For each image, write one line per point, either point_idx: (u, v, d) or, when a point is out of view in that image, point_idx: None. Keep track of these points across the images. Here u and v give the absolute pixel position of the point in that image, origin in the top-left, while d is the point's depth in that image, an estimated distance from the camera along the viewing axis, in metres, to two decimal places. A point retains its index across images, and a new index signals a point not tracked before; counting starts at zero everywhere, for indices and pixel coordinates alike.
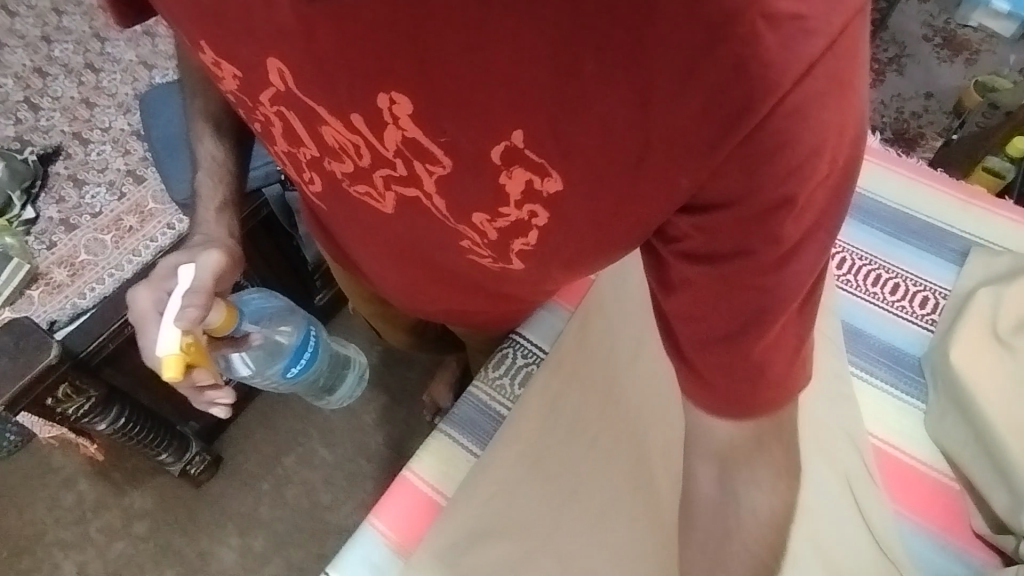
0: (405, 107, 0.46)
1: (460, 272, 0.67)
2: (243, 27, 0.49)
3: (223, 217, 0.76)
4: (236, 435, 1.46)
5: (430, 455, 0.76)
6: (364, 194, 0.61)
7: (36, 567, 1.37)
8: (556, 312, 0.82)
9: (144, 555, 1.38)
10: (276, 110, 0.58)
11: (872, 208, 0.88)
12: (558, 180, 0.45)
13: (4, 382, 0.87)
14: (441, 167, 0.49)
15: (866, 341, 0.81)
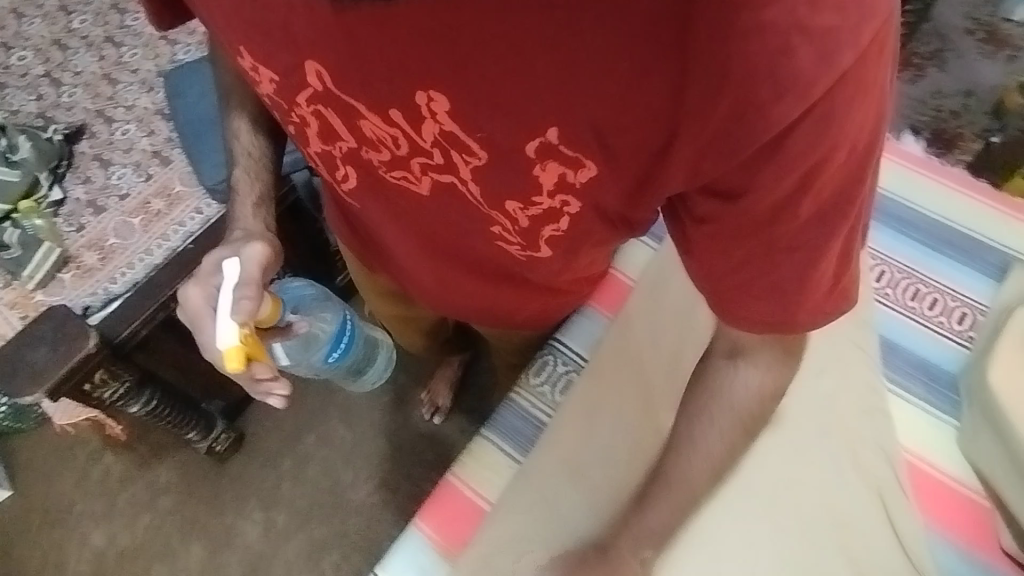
0: (441, 105, 0.49)
1: (485, 260, 0.69)
2: (282, 30, 0.50)
3: (260, 212, 0.75)
4: (257, 413, 1.48)
5: (473, 462, 0.79)
6: (402, 176, 0.60)
7: (67, 536, 1.41)
8: (592, 318, 0.83)
9: (170, 527, 1.42)
10: (313, 111, 0.58)
11: (913, 220, 0.87)
12: (592, 170, 0.49)
13: (45, 371, 0.88)
14: (477, 159, 0.52)
15: (902, 356, 0.82)
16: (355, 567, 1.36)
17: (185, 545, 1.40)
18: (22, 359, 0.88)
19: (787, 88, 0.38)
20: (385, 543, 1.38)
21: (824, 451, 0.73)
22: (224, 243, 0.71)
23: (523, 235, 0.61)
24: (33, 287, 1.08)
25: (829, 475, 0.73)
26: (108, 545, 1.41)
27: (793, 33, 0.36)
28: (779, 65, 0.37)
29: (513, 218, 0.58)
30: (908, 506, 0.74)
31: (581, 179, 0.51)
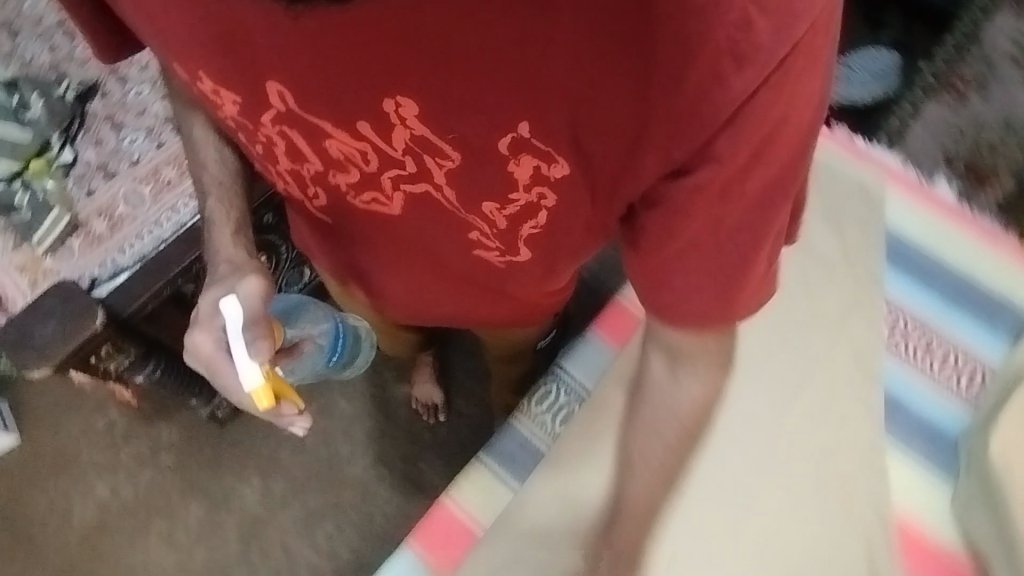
0: (410, 109, 0.50)
1: (460, 266, 0.70)
2: (241, 52, 0.52)
3: (240, 240, 0.73)
4: None
5: (470, 486, 0.81)
6: (371, 199, 0.63)
7: (72, 484, 1.46)
8: (593, 343, 0.85)
9: (171, 485, 1.46)
10: (278, 130, 0.59)
11: (933, 269, 0.86)
12: (564, 166, 0.50)
13: (52, 346, 0.89)
14: (450, 161, 0.53)
15: (905, 412, 0.81)
16: (348, 537, 1.41)
17: (185, 503, 1.45)
18: (30, 333, 0.89)
19: (748, 60, 0.39)
20: (378, 516, 1.42)
21: (813, 496, 0.77)
22: (210, 279, 0.70)
23: (502, 241, 0.62)
24: (43, 252, 1.10)
25: (812, 521, 0.76)
26: (111, 497, 1.45)
27: (749, 6, 0.37)
28: (738, 40, 0.38)
29: (491, 220, 0.59)
30: (892, 562, 0.75)
31: (554, 174, 0.51)
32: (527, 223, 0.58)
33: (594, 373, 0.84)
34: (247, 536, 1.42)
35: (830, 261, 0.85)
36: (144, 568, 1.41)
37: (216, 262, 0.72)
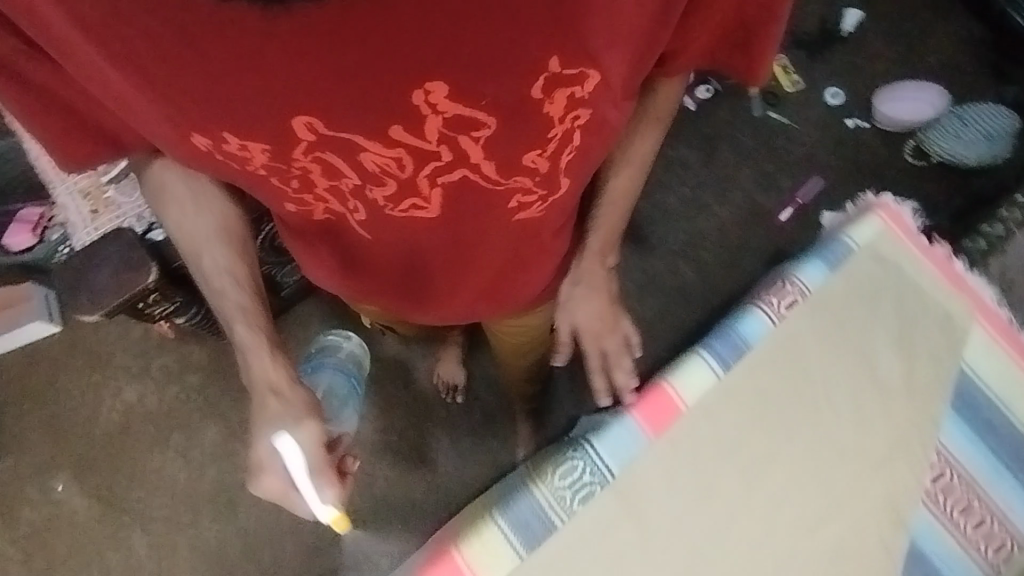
0: (440, 92, 0.61)
1: (490, 235, 0.83)
2: (267, 98, 0.61)
3: (280, 361, 0.81)
4: (291, 323, 1.56)
5: (480, 543, 0.78)
6: (410, 206, 0.75)
7: (103, 383, 1.53)
8: (629, 423, 0.82)
9: (193, 404, 1.52)
10: (312, 158, 0.68)
11: (998, 429, 0.90)
12: (593, 77, 0.65)
13: (107, 294, 1.00)
14: (487, 127, 0.65)
15: (927, 567, 0.85)
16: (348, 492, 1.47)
17: (204, 424, 1.51)
18: (90, 276, 1.01)
19: None
20: (379, 480, 1.47)
21: None
22: (259, 416, 0.78)
23: (541, 184, 0.76)
24: (109, 180, 1.19)
25: None
26: (138, 402, 1.52)
27: None
28: None
29: (532, 168, 0.73)
30: None
31: (582, 93, 0.66)
32: (564, 154, 0.73)
33: (625, 461, 0.81)
34: None
35: (892, 394, 0.87)
36: (156, 475, 1.48)
37: (268, 391, 0.79)
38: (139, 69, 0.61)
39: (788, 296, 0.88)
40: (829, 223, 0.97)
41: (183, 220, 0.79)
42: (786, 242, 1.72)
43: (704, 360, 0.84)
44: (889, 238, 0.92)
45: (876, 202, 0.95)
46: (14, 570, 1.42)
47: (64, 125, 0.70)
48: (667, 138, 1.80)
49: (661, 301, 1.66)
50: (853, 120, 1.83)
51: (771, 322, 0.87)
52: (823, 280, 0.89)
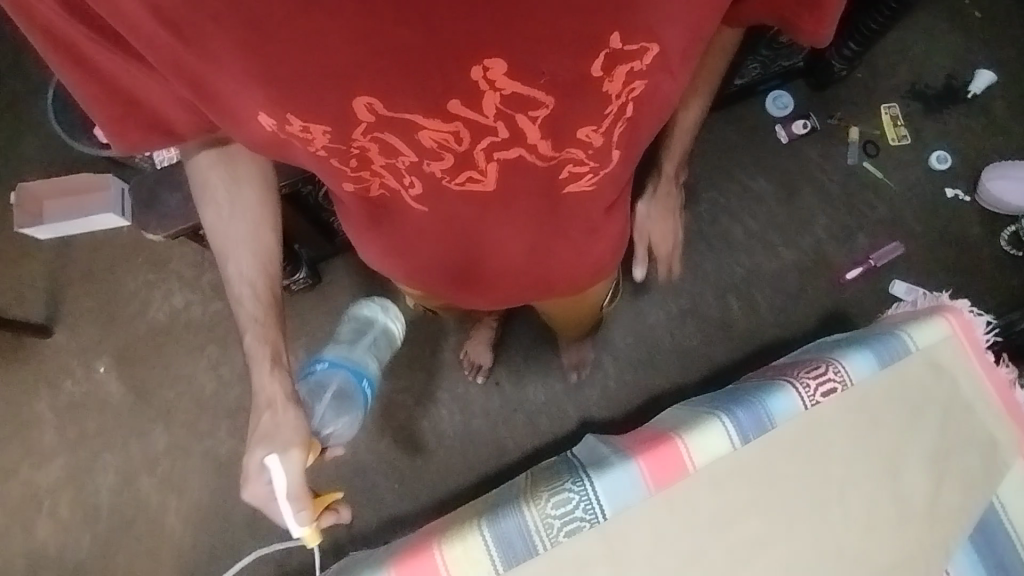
0: (499, 69, 0.61)
1: (544, 209, 0.84)
2: (327, 77, 0.61)
3: (279, 374, 0.81)
4: (337, 269, 1.60)
5: (462, 549, 0.88)
6: (466, 179, 0.75)
7: (156, 283, 1.62)
8: (631, 471, 0.92)
9: (232, 323, 1.59)
10: (371, 139, 0.68)
11: (994, 555, 1.01)
12: (653, 47, 0.66)
13: (174, 220, 1.11)
14: (545, 105, 0.66)
15: None
16: (355, 440, 1.53)
17: (238, 344, 1.58)
18: (162, 200, 1.12)
19: None
20: (388, 438, 1.53)
21: None
22: (252, 427, 0.79)
23: (596, 156, 0.77)
24: None
25: None
26: (183, 310, 1.61)
27: None
28: None
29: (586, 141, 0.74)
30: None
31: (641, 63, 0.67)
32: (619, 126, 0.74)
33: (619, 506, 0.91)
34: None
35: (911, 509, 0.96)
36: (186, 381, 1.57)
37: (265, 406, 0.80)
38: (208, 52, 0.61)
39: (828, 382, 0.98)
40: (897, 320, 1.08)
41: (218, 221, 0.81)
42: (847, 302, 1.64)
43: (725, 430, 0.95)
44: (947, 345, 1.03)
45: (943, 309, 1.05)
46: (47, 435, 1.54)
47: (118, 112, 0.72)
48: (749, 167, 1.72)
49: (702, 331, 1.62)
50: (954, 190, 1.72)
51: (803, 404, 0.97)
52: (868, 370, 0.99)
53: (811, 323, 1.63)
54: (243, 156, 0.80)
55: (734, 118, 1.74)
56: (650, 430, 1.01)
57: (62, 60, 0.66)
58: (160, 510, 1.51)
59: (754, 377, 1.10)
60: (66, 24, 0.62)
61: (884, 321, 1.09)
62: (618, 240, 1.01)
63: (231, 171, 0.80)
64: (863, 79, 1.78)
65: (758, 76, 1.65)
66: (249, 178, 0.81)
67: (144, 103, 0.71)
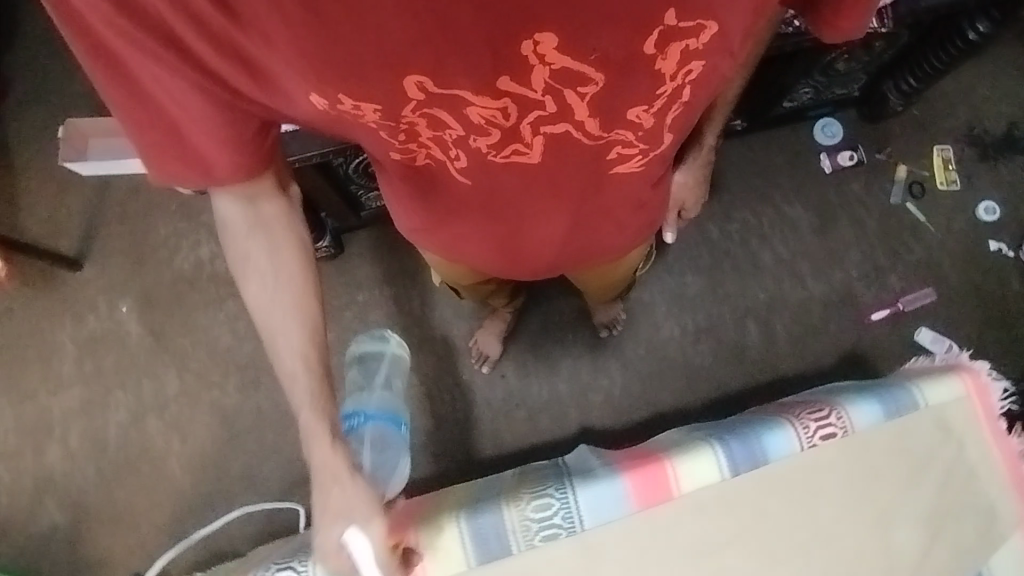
0: (549, 44, 0.64)
1: (589, 187, 0.88)
2: (377, 51, 0.62)
3: (339, 448, 0.78)
4: (361, 242, 1.62)
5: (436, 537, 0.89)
6: (511, 153, 0.77)
7: (186, 233, 1.66)
8: (615, 486, 0.93)
9: None
10: (420, 114, 0.70)
11: None
12: (709, 25, 0.68)
13: None
14: (597, 80, 0.69)
15: None
16: None
17: None
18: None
19: None
20: None
21: None
22: (318, 514, 0.77)
23: (644, 134, 0.80)
24: None
25: None
26: (208, 262, 1.64)
27: None
28: None
29: (637, 121, 0.77)
30: None
31: (694, 44, 0.70)
32: (670, 106, 0.77)
33: (599, 519, 0.92)
34: None
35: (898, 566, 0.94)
36: (203, 332, 1.61)
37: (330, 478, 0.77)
38: (265, 36, 0.61)
39: (829, 426, 0.97)
40: (912, 372, 1.06)
41: (260, 293, 0.79)
42: (869, 342, 1.61)
43: (717, 458, 0.94)
44: (959, 405, 1.00)
45: (960, 369, 1.03)
46: (66, 365, 1.59)
47: (160, 136, 0.69)
48: (788, 193, 1.68)
49: (715, 352, 1.60)
50: (997, 244, 1.66)
51: (800, 445, 0.96)
52: (871, 419, 0.98)
53: (827, 360, 1.60)
54: (278, 220, 0.79)
55: (779, 141, 1.70)
56: (641, 449, 1.01)
57: (105, 75, 0.63)
58: (163, 452, 1.55)
59: (757, 409, 1.09)
60: (114, 29, 0.59)
61: (897, 373, 1.07)
62: (647, 216, 1.05)
63: (269, 237, 0.78)
64: (919, 117, 1.72)
65: (809, 101, 1.61)
66: (288, 243, 0.79)
67: (188, 133, 0.69)
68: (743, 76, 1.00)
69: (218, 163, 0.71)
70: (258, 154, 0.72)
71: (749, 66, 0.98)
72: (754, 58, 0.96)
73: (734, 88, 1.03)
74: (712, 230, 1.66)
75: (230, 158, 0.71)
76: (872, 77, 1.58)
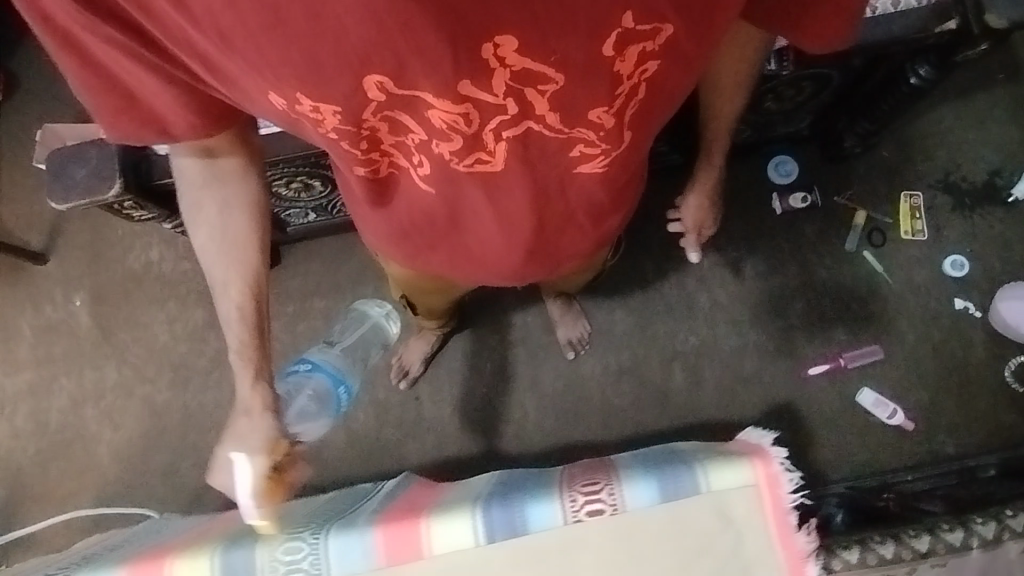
0: (510, 46, 0.60)
1: (554, 195, 0.83)
2: (320, 56, 0.59)
3: (258, 390, 0.82)
4: (294, 255, 1.64)
5: None
6: (474, 161, 0.73)
7: (139, 234, 1.73)
8: (361, 536, 0.77)
9: (193, 286, 1.69)
10: (381, 117, 0.68)
11: None
12: (668, 27, 0.64)
13: (73, 193, 1.09)
14: (554, 83, 0.65)
15: None
16: None
17: (194, 307, 1.68)
18: (66, 170, 1.09)
19: None
20: None
21: None
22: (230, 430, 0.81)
23: (606, 138, 0.75)
24: None
25: None
26: (157, 263, 1.71)
27: None
28: None
29: (599, 124, 0.72)
30: None
31: (657, 44, 0.66)
32: (632, 108, 0.73)
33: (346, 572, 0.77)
34: (216, 361, 1.65)
35: None
36: (144, 329, 1.68)
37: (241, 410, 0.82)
38: (219, 30, 0.59)
39: (596, 500, 0.77)
40: (720, 452, 0.82)
41: (208, 243, 0.81)
42: (804, 398, 1.50)
43: (474, 520, 0.77)
44: (745, 496, 0.75)
45: (752, 451, 0.77)
46: (21, 349, 1.69)
47: (119, 105, 0.70)
48: (735, 233, 1.58)
49: (635, 394, 1.53)
50: (964, 302, 1.53)
51: (563, 518, 0.76)
52: (647, 503, 0.76)
53: (756, 411, 1.51)
54: (232, 177, 0.79)
55: (734, 177, 1.60)
56: (423, 503, 0.86)
57: (60, 49, 0.64)
58: (94, 440, 1.63)
59: (564, 473, 0.91)
60: (69, 16, 0.60)
61: (707, 451, 0.83)
62: (606, 228, 1.00)
63: (223, 194, 0.80)
64: (892, 159, 1.60)
65: (753, 137, 1.51)
66: (240, 204, 0.80)
67: (143, 96, 0.69)
68: (733, 85, 0.96)
69: (175, 121, 0.71)
70: (217, 118, 0.72)
71: (742, 78, 0.95)
72: (748, 70, 0.94)
73: (722, 99, 1.00)
74: (649, 265, 1.58)
75: (185, 117, 0.71)
76: (818, 117, 1.48)
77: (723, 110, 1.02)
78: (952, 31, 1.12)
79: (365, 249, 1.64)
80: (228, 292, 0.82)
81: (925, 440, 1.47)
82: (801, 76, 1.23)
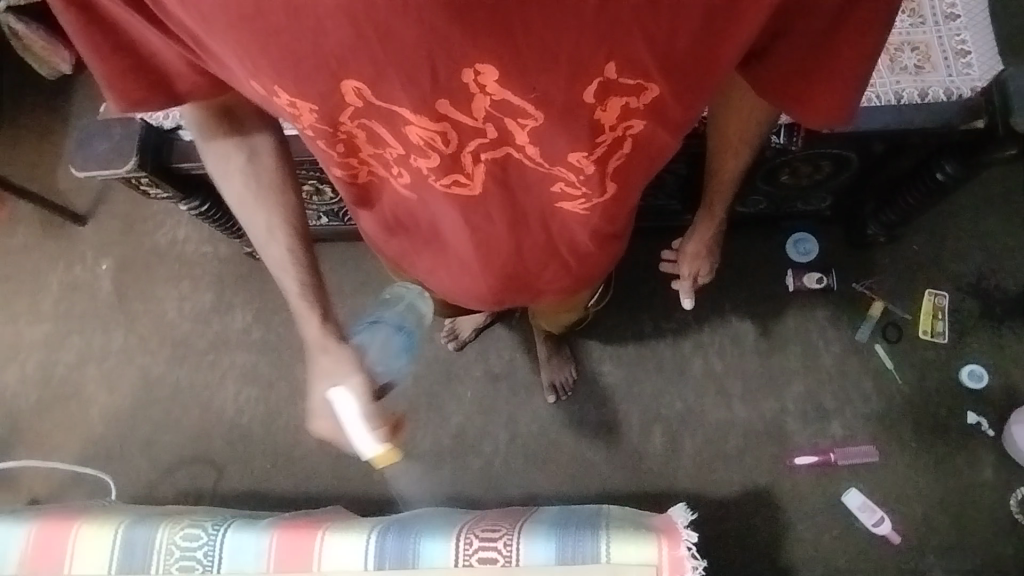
0: (491, 75, 0.56)
1: (535, 228, 0.78)
2: (294, 57, 0.56)
3: (326, 326, 0.88)
4: None
5: (92, 540, 1.04)
6: (451, 182, 0.69)
7: (172, 212, 1.83)
8: (263, 539, 1.03)
9: (208, 268, 1.77)
10: (358, 124, 0.64)
11: None
12: (655, 88, 0.60)
13: (94, 164, 1.16)
14: (532, 120, 0.61)
15: None
16: (254, 411, 1.65)
17: (204, 289, 1.75)
18: (90, 142, 1.17)
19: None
20: (286, 418, 1.63)
21: None
22: (316, 367, 0.88)
23: (588, 183, 0.70)
24: None
25: None
26: (181, 242, 1.80)
27: None
28: None
29: (579, 168, 0.68)
30: None
31: (643, 100, 0.62)
32: (613, 157, 0.68)
33: (235, 567, 1.03)
34: (214, 344, 1.70)
35: None
36: (156, 302, 1.76)
37: (319, 349, 0.88)
38: (200, 13, 0.56)
39: (493, 549, 1.01)
40: (628, 516, 1.04)
41: (243, 194, 0.82)
42: (785, 487, 1.42)
43: (375, 547, 1.02)
44: (641, 571, 0.97)
45: (665, 532, 1.00)
46: (45, 302, 1.79)
47: (129, 63, 0.67)
48: (742, 304, 1.53)
49: (609, 450, 1.49)
50: (977, 417, 1.43)
51: (459, 558, 1.01)
52: (536, 556, 1.00)
53: (732, 491, 1.43)
54: (258, 128, 0.79)
55: (750, 246, 1.55)
56: (334, 517, 1.11)
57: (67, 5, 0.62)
58: (90, 398, 1.71)
59: (487, 511, 1.15)
60: None
61: (624, 515, 1.05)
62: (607, 263, 0.93)
63: (250, 142, 0.79)
64: (921, 256, 1.52)
65: (768, 210, 1.47)
66: (268, 149, 0.81)
67: (149, 50, 0.66)
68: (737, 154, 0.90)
69: (182, 75, 0.68)
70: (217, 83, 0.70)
71: (744, 146, 0.88)
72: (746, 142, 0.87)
73: (726, 168, 0.93)
74: (648, 321, 1.54)
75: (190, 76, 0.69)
76: (838, 197, 1.44)
77: (726, 174, 0.95)
78: (979, 129, 1.12)
79: (372, 260, 1.67)
80: (276, 236, 0.85)
81: (911, 558, 1.37)
82: (819, 153, 1.22)
